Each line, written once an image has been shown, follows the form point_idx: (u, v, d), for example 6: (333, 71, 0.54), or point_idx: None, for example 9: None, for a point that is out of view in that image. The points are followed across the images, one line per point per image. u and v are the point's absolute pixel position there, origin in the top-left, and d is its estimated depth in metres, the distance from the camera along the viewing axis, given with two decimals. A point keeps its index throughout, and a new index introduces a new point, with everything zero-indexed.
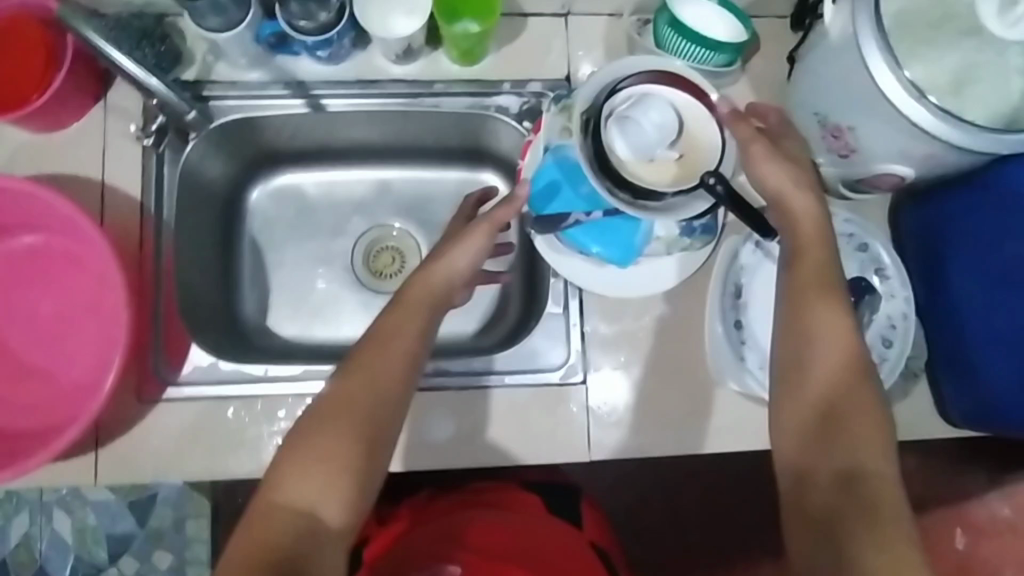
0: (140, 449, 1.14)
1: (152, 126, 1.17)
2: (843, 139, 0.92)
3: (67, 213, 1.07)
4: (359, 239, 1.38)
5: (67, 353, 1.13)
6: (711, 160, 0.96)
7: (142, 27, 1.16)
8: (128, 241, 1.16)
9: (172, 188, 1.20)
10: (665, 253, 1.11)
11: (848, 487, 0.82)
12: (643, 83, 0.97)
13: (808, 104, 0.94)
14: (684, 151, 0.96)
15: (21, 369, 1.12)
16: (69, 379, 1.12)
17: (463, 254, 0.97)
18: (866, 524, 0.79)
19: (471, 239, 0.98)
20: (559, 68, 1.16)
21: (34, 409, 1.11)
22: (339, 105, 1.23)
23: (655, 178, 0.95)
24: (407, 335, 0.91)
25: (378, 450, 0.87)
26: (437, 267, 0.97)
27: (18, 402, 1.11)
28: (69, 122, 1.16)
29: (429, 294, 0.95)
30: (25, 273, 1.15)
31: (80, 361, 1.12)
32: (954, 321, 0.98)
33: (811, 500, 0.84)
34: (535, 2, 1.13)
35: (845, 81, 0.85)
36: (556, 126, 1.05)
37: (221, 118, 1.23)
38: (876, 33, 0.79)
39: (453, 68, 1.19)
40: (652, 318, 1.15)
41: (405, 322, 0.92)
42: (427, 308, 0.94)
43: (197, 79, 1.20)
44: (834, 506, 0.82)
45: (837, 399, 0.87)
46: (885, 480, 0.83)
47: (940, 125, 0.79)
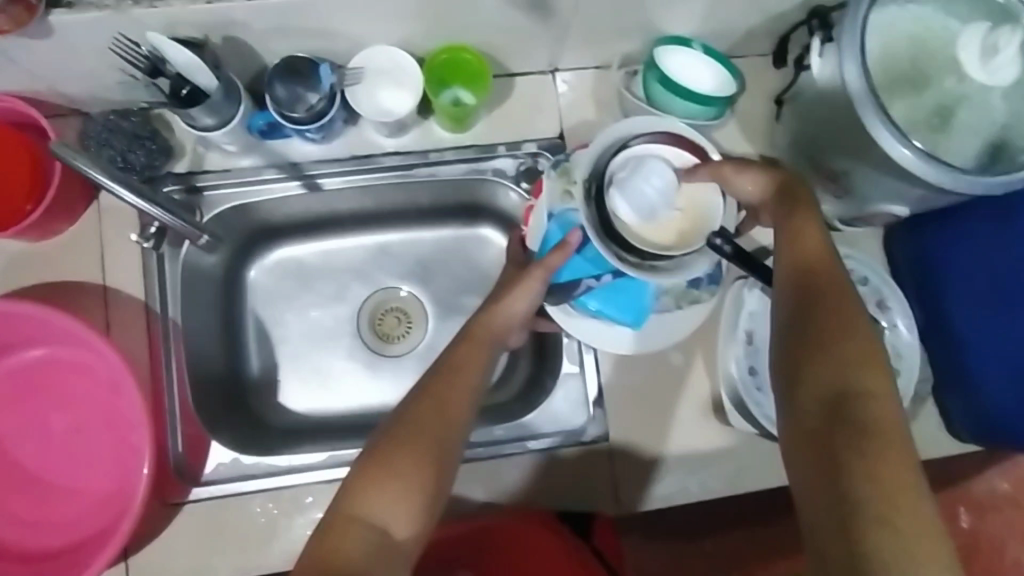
0: (171, 556, 1.11)
1: (150, 231, 1.12)
2: (839, 182, 1.07)
3: (77, 328, 1.05)
4: (362, 306, 1.37)
5: (88, 466, 1.09)
6: (713, 215, 0.95)
7: (131, 128, 1.11)
8: (138, 344, 1.14)
9: (174, 285, 1.17)
10: (676, 307, 1.11)
11: (837, 412, 0.77)
12: (643, 146, 0.97)
13: (803, 150, 1.10)
14: (686, 209, 0.96)
15: (37, 489, 1.09)
16: (94, 491, 1.09)
17: (524, 299, 1.03)
18: (871, 471, 0.73)
19: (529, 286, 1.02)
20: (552, 126, 1.20)
21: (61, 525, 1.08)
22: (335, 183, 1.21)
23: (661, 240, 0.94)
24: (474, 369, 0.94)
25: (445, 475, 0.86)
26: (495, 312, 1.02)
27: (45, 521, 1.08)
28: (62, 227, 1.12)
29: (493, 335, 1.00)
30: (31, 389, 1.10)
31: (99, 472, 1.09)
32: (952, 341, 1.08)
33: (807, 431, 0.79)
34: (524, 63, 1.18)
35: (843, 130, 0.98)
36: (556, 191, 1.05)
37: (213, 209, 1.18)
38: (868, 92, 0.92)
39: (447, 135, 1.20)
40: (665, 367, 1.16)
41: (477, 355, 0.96)
42: (490, 347, 0.98)
43: (189, 172, 1.16)
44: (833, 450, 0.76)
45: (819, 318, 0.80)
46: (890, 414, 0.76)
47: (921, 166, 0.92)
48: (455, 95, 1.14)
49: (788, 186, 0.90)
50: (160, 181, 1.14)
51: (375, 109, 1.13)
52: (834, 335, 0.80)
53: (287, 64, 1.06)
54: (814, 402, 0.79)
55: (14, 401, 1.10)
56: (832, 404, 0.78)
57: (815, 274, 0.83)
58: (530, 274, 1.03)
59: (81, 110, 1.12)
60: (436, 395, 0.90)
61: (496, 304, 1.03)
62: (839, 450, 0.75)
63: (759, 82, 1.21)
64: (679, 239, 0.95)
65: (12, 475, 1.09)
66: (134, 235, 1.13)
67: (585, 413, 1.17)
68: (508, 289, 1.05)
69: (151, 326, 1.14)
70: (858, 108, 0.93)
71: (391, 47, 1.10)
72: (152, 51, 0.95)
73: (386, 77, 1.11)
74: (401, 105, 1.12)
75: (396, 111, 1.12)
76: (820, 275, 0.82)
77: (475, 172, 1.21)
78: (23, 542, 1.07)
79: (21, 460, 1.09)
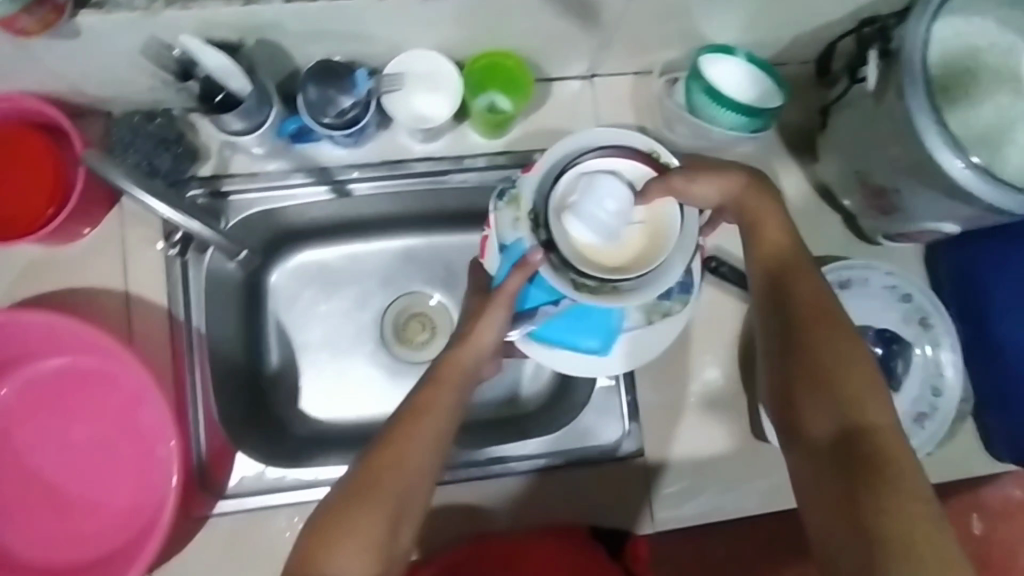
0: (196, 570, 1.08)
1: (175, 237, 1.09)
2: (885, 198, 1.04)
3: (99, 339, 1.00)
4: (387, 310, 1.30)
5: (108, 480, 1.05)
6: (671, 227, 0.88)
7: (157, 130, 1.07)
8: (161, 353, 1.10)
9: (198, 294, 1.12)
10: (648, 322, 1.03)
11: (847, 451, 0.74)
12: (595, 162, 0.90)
13: (849, 163, 1.06)
14: (646, 225, 0.89)
15: (57, 501, 1.04)
16: (115, 506, 1.04)
17: (488, 328, 0.96)
18: (882, 499, 0.70)
19: (493, 318, 0.96)
20: (590, 133, 1.17)
21: (81, 539, 1.03)
22: (365, 189, 1.17)
23: (622, 260, 0.88)
24: (441, 412, 0.86)
25: (411, 514, 0.80)
26: (462, 354, 0.94)
27: (62, 534, 1.03)
28: (83, 231, 1.08)
29: (461, 365, 0.93)
30: (51, 398, 1.05)
31: (122, 487, 1.04)
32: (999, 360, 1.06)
33: (816, 477, 0.76)
34: (563, 68, 1.14)
35: (898, 147, 0.95)
36: (507, 220, 0.94)
37: (238, 214, 1.14)
38: (930, 108, 0.89)
39: (481, 140, 1.17)
40: (701, 382, 1.15)
41: (434, 401, 0.87)
42: (456, 389, 0.90)
43: (214, 175, 1.11)
44: (841, 483, 0.74)
45: (818, 357, 0.78)
46: (892, 436, 0.75)
47: (978, 184, 0.89)
48: (490, 100, 1.11)
49: (760, 210, 0.87)
50: (184, 184, 1.09)
51: (409, 115, 1.09)
52: (828, 362, 0.78)
53: (323, 68, 1.02)
54: (822, 445, 0.77)
55: (35, 408, 1.05)
56: (830, 435, 0.76)
57: (801, 299, 0.81)
58: (492, 303, 0.96)
59: (104, 111, 1.08)
60: (397, 437, 0.83)
61: (469, 334, 0.96)
62: (847, 482, 0.73)
63: (800, 91, 1.18)
64: (639, 257, 0.88)
65: (31, 485, 1.04)
66: (160, 244, 1.10)
67: (619, 427, 1.15)
68: (475, 318, 0.97)
69: (176, 336, 1.10)
70: (919, 125, 0.90)
71: (428, 50, 1.06)
72: (184, 54, 0.91)
73: (421, 81, 1.07)
74: (436, 110, 1.09)
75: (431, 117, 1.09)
76: (802, 297, 0.81)
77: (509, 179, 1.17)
78: (43, 556, 1.02)
79: (42, 471, 1.04)
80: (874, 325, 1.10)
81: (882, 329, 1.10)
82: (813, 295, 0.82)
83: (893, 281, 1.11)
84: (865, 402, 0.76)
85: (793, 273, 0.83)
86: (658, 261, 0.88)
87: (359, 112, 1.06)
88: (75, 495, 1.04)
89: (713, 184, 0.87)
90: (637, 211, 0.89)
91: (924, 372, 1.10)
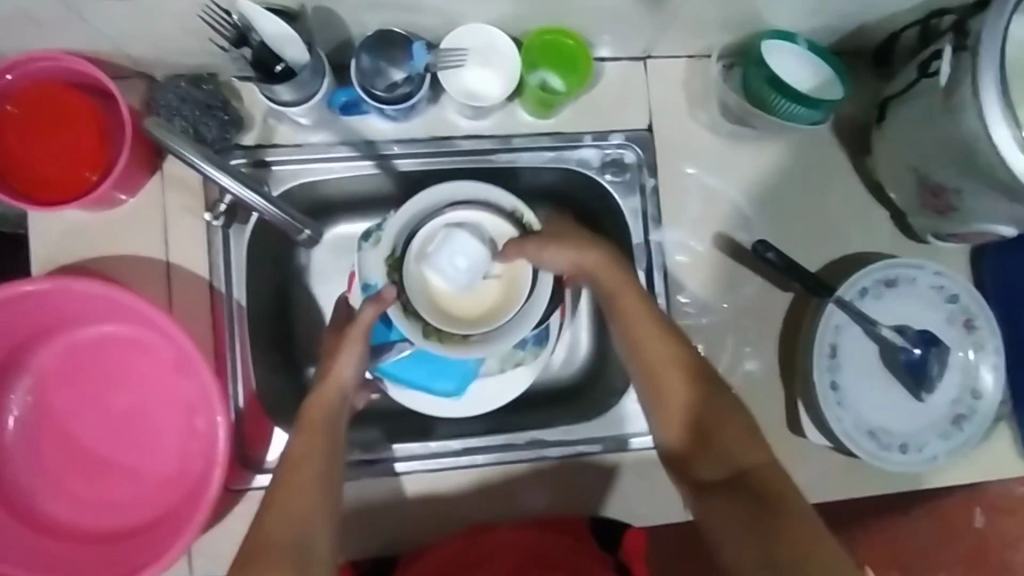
0: (230, 544, 1.07)
1: (220, 208, 1.06)
2: (943, 198, 1.03)
3: (140, 307, 0.98)
4: None
5: (149, 447, 1.04)
6: (524, 286, 1.04)
7: (202, 96, 1.03)
8: (201, 324, 1.08)
9: (239, 264, 1.10)
10: (500, 369, 1.13)
11: (739, 489, 0.85)
12: (439, 218, 1.05)
13: (907, 159, 1.05)
14: (502, 278, 1.05)
15: (97, 467, 1.03)
16: (155, 474, 1.04)
17: (348, 365, 1.00)
18: (788, 531, 0.79)
19: (354, 334, 1.01)
20: (641, 117, 1.15)
21: (123, 507, 1.03)
22: (410, 165, 1.14)
23: (469, 306, 1.04)
24: (318, 455, 0.89)
25: (317, 541, 0.83)
26: (324, 392, 0.97)
27: (104, 501, 1.03)
28: (124, 198, 1.05)
29: (328, 410, 0.95)
30: (92, 364, 1.04)
31: (164, 455, 1.04)
32: None
33: (718, 520, 0.84)
34: (618, 48, 1.11)
35: (965, 144, 0.94)
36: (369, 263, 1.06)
37: (282, 184, 1.11)
38: (1004, 105, 0.88)
39: (530, 120, 1.14)
40: (741, 374, 1.14)
41: (313, 441, 0.91)
42: (331, 424, 0.94)
43: (257, 145, 1.09)
44: (758, 528, 0.80)
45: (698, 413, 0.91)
46: (776, 476, 0.85)
47: None
48: (545, 79, 1.07)
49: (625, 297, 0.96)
50: (227, 152, 1.07)
51: (462, 91, 1.06)
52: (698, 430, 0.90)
53: (380, 38, 1.00)
54: (721, 488, 0.86)
55: (77, 374, 1.04)
56: (726, 490, 0.86)
57: (675, 377, 0.92)
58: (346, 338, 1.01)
59: (147, 75, 1.05)
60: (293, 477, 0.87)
61: (325, 385, 0.98)
62: (761, 526, 0.80)
63: (856, 84, 1.16)
64: (491, 308, 1.04)
65: (73, 450, 1.03)
66: (206, 215, 1.07)
67: None
68: (331, 363, 1.00)
69: (216, 309, 1.08)
70: (991, 123, 0.89)
71: (483, 26, 1.03)
72: (242, 20, 0.88)
73: (476, 56, 1.04)
74: (490, 87, 1.06)
75: (486, 94, 1.06)
76: (673, 370, 0.92)
77: (557, 161, 1.15)
78: (86, 520, 1.02)
79: (83, 437, 1.03)
80: (915, 326, 1.11)
81: (923, 330, 1.10)
82: (680, 373, 0.92)
83: (939, 282, 1.11)
84: (747, 450, 0.87)
85: (665, 350, 0.93)
86: (525, 311, 1.04)
87: (412, 87, 1.03)
88: (116, 461, 1.04)
89: (583, 261, 0.99)
90: (498, 264, 1.04)
91: (964, 373, 1.10)
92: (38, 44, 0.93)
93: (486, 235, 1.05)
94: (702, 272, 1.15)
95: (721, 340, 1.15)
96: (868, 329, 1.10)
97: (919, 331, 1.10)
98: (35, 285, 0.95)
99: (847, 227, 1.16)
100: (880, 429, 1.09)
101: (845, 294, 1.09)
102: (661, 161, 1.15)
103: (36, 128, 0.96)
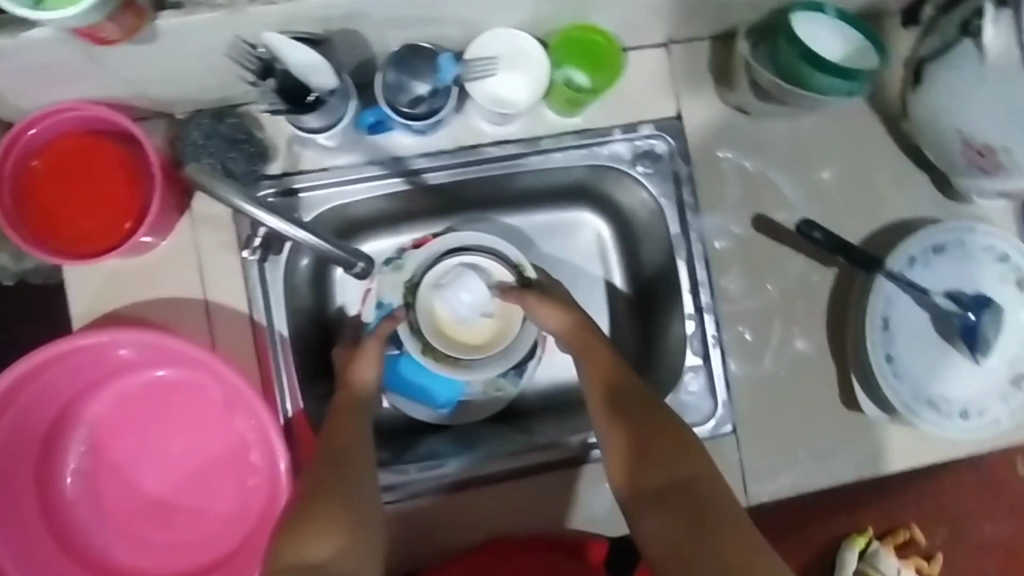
0: None
1: (256, 242, 1.05)
2: (990, 156, 1.02)
3: (187, 349, 0.96)
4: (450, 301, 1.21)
5: (209, 489, 1.03)
6: (514, 329, 1.10)
7: (226, 130, 1.03)
8: (246, 359, 1.06)
9: (277, 295, 1.08)
10: (483, 394, 1.17)
11: (676, 501, 0.84)
12: (455, 256, 1.12)
13: (948, 121, 1.03)
14: (496, 318, 1.11)
15: (159, 514, 1.02)
16: (217, 515, 1.03)
17: (368, 359, 1.02)
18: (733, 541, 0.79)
19: (373, 345, 1.03)
20: (669, 105, 1.13)
21: (189, 551, 1.02)
22: (440, 177, 1.12)
23: (463, 336, 1.11)
24: (355, 427, 0.93)
25: (363, 496, 0.87)
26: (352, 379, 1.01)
27: (169, 546, 1.02)
28: (157, 241, 1.04)
29: (358, 400, 0.97)
30: (142, 411, 1.03)
31: (225, 494, 1.03)
32: None
33: (653, 533, 0.83)
34: (641, 37, 1.09)
35: None
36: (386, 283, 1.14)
37: (311, 212, 1.08)
38: None
39: (557, 118, 1.12)
40: (793, 353, 1.13)
41: (345, 421, 0.94)
42: (362, 408, 0.97)
43: (284, 173, 1.07)
44: (692, 540, 0.80)
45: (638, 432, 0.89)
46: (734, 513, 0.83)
47: None
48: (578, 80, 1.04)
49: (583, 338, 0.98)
50: (255, 184, 1.05)
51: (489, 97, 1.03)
52: (645, 457, 0.88)
53: (404, 54, 0.98)
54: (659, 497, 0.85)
55: (130, 422, 1.03)
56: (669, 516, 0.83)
57: (638, 414, 0.90)
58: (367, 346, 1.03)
59: (167, 113, 1.04)
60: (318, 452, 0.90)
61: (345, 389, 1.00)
62: (694, 541, 0.80)
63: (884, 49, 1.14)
64: (481, 342, 1.11)
65: (134, 499, 1.02)
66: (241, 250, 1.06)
67: (712, 407, 1.12)
68: (352, 359, 1.03)
69: (259, 345, 1.06)
70: None
71: (511, 30, 1.00)
72: (267, 52, 0.87)
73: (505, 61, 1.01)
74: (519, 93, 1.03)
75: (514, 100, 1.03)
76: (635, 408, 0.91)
77: (587, 158, 1.13)
78: (155, 565, 1.02)
79: (145, 484, 1.02)
80: (970, 290, 1.09)
81: (978, 294, 1.09)
82: (644, 409, 0.91)
83: (986, 243, 1.09)
84: (681, 464, 0.86)
85: (623, 391, 0.93)
86: (513, 354, 1.11)
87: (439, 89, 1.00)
88: (177, 506, 1.02)
89: (561, 312, 1.01)
90: (497, 306, 1.11)
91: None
92: (62, 94, 0.92)
93: (491, 280, 1.11)
94: (746, 256, 1.14)
95: (769, 323, 1.13)
96: (921, 299, 1.08)
97: (969, 296, 1.09)
98: (83, 340, 0.94)
99: (885, 195, 1.14)
100: (939, 396, 1.07)
101: (893, 266, 1.08)
102: (692, 148, 1.13)
103: (67, 179, 0.94)
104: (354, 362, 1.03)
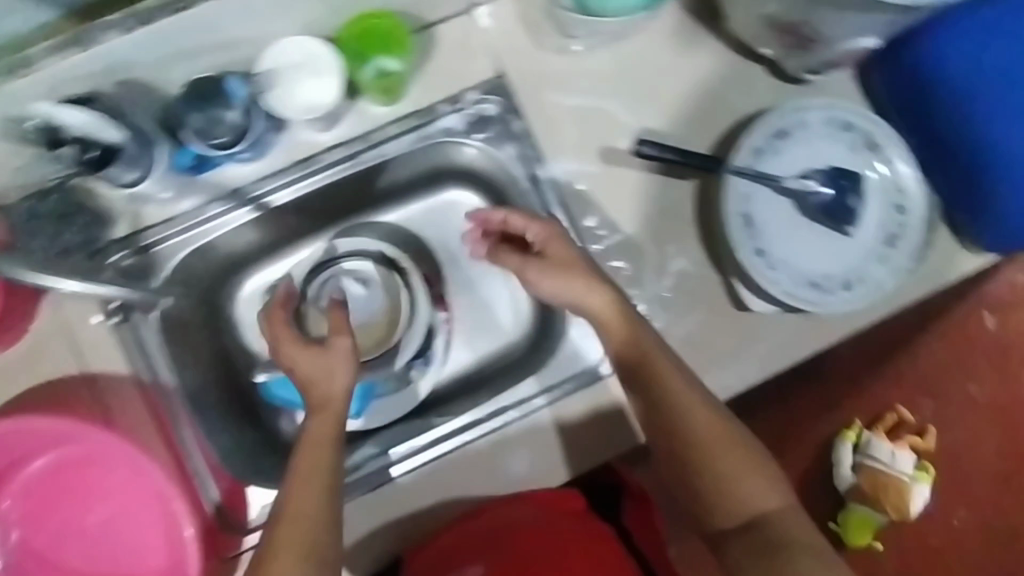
0: None
1: (115, 305, 1.06)
2: (798, 33, 1.01)
3: (62, 426, 0.98)
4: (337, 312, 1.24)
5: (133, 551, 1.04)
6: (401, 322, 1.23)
7: (55, 207, 1.02)
8: (140, 420, 1.07)
9: (157, 349, 1.10)
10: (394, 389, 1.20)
11: (751, 534, 0.87)
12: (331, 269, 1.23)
13: (753, 9, 1.02)
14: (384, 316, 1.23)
15: None
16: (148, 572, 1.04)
17: (341, 369, 0.96)
18: (768, 546, 0.85)
19: (340, 346, 0.98)
20: (487, 68, 1.12)
21: None
22: (286, 196, 1.12)
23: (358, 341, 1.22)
24: (327, 467, 0.88)
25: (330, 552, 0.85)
26: (322, 394, 0.94)
27: None
28: (23, 331, 1.05)
29: (335, 418, 0.93)
30: (52, 495, 1.05)
31: (148, 553, 1.03)
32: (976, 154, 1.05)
33: (728, 549, 0.88)
34: (439, 9, 1.08)
35: None
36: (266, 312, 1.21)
37: (169, 260, 1.10)
38: None
39: (381, 110, 1.12)
40: (675, 273, 1.11)
41: (315, 463, 0.88)
42: (331, 443, 0.91)
43: (130, 233, 1.07)
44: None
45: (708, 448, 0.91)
46: (778, 513, 0.88)
47: None
48: (387, 64, 1.03)
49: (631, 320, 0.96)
50: (102, 252, 1.05)
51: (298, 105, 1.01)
52: (688, 450, 0.91)
53: (195, 88, 0.99)
54: (731, 525, 0.88)
55: (48, 506, 1.05)
56: (727, 502, 0.89)
57: (686, 403, 0.92)
58: (337, 352, 0.97)
59: None
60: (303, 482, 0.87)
61: (320, 406, 0.94)
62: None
63: None
64: (373, 343, 1.22)
65: None
66: (99, 315, 1.06)
67: None
68: (315, 365, 0.96)
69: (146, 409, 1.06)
70: None
71: (299, 39, 1.01)
72: (42, 123, 0.91)
73: (308, 65, 1.00)
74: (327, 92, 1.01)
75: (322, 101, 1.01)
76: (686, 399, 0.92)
77: (423, 140, 1.14)
78: None
79: (71, 563, 1.05)
80: (821, 166, 1.10)
81: (829, 168, 1.09)
82: (688, 396, 0.92)
83: (827, 115, 1.09)
84: (766, 498, 0.89)
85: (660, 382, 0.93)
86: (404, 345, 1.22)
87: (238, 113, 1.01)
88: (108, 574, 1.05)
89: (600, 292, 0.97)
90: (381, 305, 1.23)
91: (886, 196, 1.09)
92: None
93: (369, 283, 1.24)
94: (604, 192, 1.13)
95: (643, 251, 1.12)
96: (777, 187, 1.08)
97: (822, 171, 1.09)
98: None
99: (725, 96, 1.14)
100: (819, 277, 1.07)
101: (736, 162, 1.08)
102: (522, 102, 1.13)
103: None
104: (311, 369, 0.95)
